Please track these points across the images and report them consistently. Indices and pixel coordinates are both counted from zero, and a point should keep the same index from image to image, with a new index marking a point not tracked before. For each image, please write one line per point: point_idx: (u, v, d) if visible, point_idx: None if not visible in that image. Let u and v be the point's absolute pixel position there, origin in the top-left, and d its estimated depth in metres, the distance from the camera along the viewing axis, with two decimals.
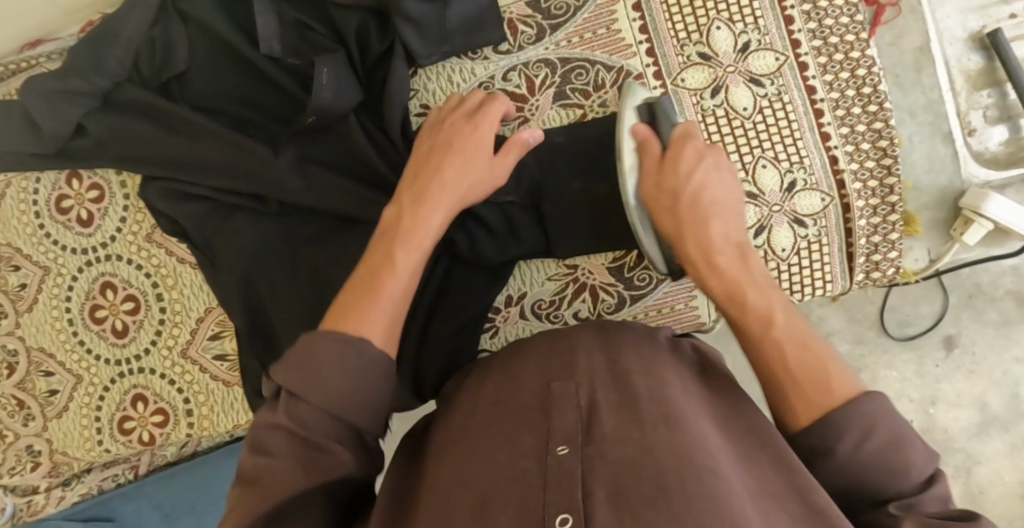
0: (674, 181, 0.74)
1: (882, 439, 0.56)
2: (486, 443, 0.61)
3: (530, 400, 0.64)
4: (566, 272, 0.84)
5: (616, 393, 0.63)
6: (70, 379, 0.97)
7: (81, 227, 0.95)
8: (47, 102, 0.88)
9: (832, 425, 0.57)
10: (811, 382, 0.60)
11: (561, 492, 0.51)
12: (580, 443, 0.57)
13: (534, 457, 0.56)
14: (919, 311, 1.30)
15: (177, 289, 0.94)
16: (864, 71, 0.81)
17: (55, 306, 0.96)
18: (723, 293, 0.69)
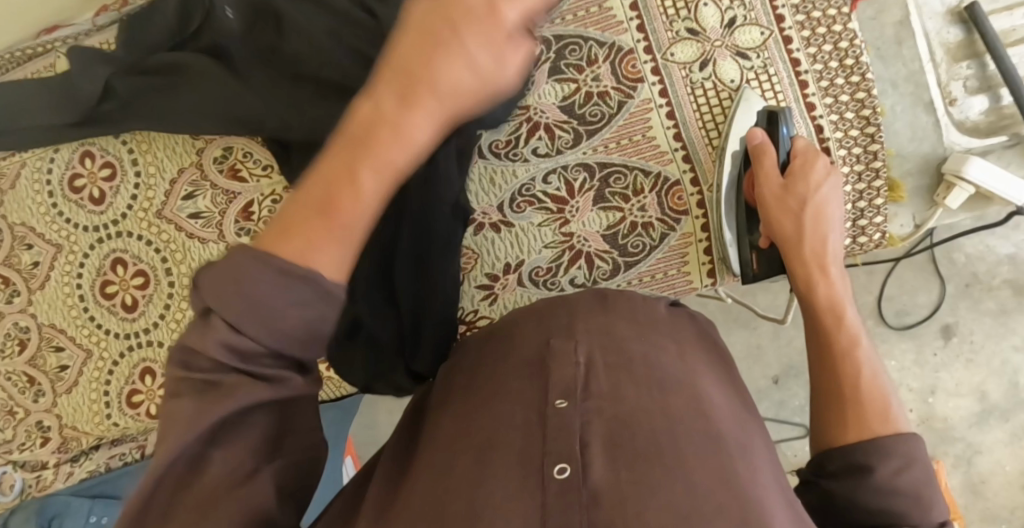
0: (803, 189, 0.78)
1: (917, 475, 0.57)
2: (487, 396, 0.64)
3: (531, 355, 0.67)
4: (562, 240, 0.87)
5: (613, 353, 0.66)
6: (80, 354, 1.00)
7: (93, 206, 0.98)
8: (71, 86, 0.92)
9: (876, 448, 0.59)
10: (871, 408, 0.62)
11: (560, 443, 0.54)
12: (579, 397, 0.59)
13: (534, 408, 0.59)
14: (916, 301, 1.31)
15: (185, 263, 0.96)
16: (846, 44, 0.84)
17: (68, 282, 1.00)
18: (824, 301, 0.72)
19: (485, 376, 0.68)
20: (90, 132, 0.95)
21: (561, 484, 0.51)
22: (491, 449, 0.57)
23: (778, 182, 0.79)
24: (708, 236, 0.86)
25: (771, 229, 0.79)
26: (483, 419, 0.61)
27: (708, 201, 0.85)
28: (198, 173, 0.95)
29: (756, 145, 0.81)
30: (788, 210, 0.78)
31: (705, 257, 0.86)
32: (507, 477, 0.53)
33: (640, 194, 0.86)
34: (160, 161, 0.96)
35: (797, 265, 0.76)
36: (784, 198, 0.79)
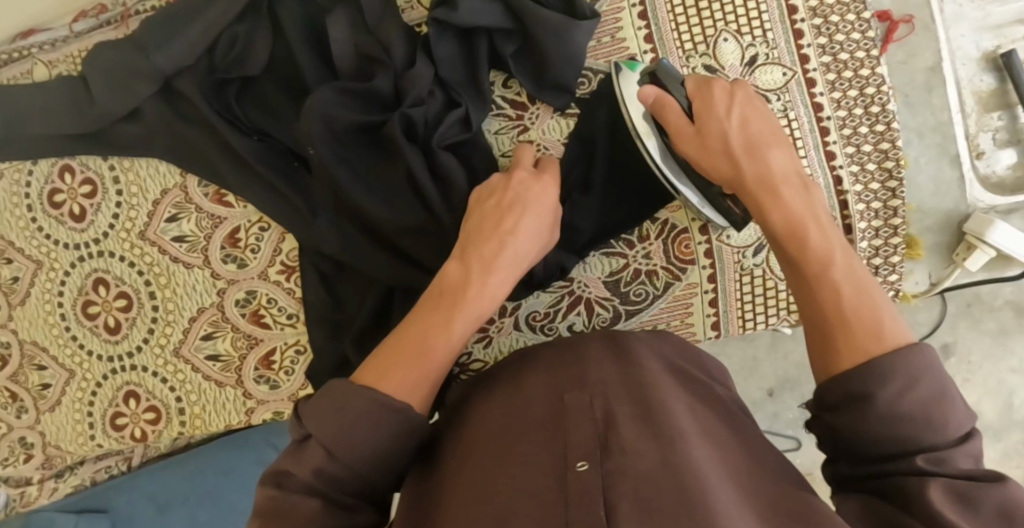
0: (716, 122, 0.70)
1: (927, 389, 0.49)
2: (499, 458, 0.58)
3: (544, 413, 0.62)
4: (563, 285, 0.83)
5: (630, 405, 0.61)
6: (62, 374, 0.97)
7: (74, 222, 0.93)
8: (67, 103, 0.89)
9: (870, 372, 0.51)
10: (858, 324, 0.54)
11: (583, 506, 0.48)
12: (600, 457, 0.54)
13: (552, 473, 0.53)
14: (917, 318, 1.26)
15: (170, 287, 0.92)
16: (873, 90, 0.80)
17: (48, 301, 0.96)
18: (782, 228, 0.63)
19: (492, 432, 0.63)
20: (76, 147, 0.91)
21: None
22: (508, 518, 0.50)
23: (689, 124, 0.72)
24: (714, 287, 0.83)
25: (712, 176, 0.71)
26: (496, 484, 0.55)
27: (716, 250, 0.82)
28: (183, 195, 0.90)
29: (652, 102, 0.73)
30: (713, 149, 0.70)
31: (710, 310, 0.84)
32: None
33: (645, 241, 0.82)
34: (144, 179, 0.91)
35: (750, 200, 0.67)
36: (702, 139, 0.71)
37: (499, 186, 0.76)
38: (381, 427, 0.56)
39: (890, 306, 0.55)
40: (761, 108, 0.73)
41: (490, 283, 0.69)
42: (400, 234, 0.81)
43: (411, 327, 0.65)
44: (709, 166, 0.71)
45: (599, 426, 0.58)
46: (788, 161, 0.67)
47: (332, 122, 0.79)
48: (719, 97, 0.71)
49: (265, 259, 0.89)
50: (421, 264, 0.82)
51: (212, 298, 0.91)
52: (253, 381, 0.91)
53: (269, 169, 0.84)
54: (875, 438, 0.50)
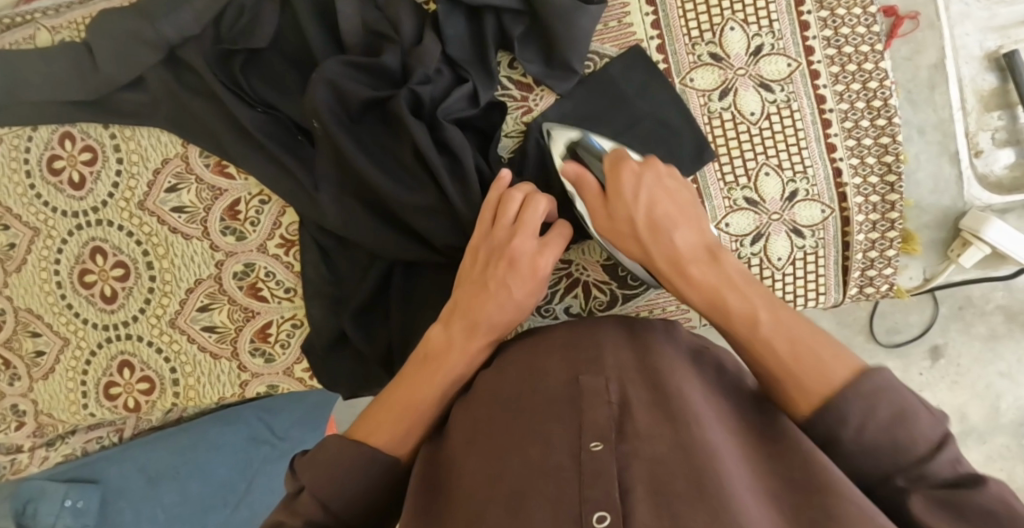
0: (622, 207, 0.71)
1: (886, 412, 0.53)
2: (512, 427, 0.60)
3: (558, 383, 0.63)
4: (561, 267, 0.83)
5: (648, 385, 0.62)
6: (57, 341, 0.97)
7: (73, 190, 0.93)
8: (68, 68, 0.89)
9: (829, 413, 0.55)
10: (804, 367, 0.57)
11: (598, 490, 0.52)
12: (615, 439, 0.56)
13: (565, 450, 0.56)
14: (909, 319, 1.29)
15: (168, 258, 0.92)
16: (876, 84, 0.80)
17: (44, 268, 0.96)
18: (701, 301, 0.65)
19: (508, 398, 0.64)
20: (78, 114, 0.91)
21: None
22: (522, 496, 0.54)
23: (603, 195, 0.73)
24: None
25: (628, 256, 0.73)
26: (511, 459, 0.57)
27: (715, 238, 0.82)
28: (184, 165, 0.90)
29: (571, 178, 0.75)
30: (624, 232, 0.72)
31: None
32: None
33: None
34: (144, 149, 0.91)
35: (665, 280, 0.68)
36: (612, 217, 0.72)
37: (495, 204, 0.77)
38: (370, 474, 0.64)
39: (828, 345, 0.58)
40: (674, 180, 0.73)
41: (472, 348, 0.71)
42: (405, 209, 0.80)
43: (416, 373, 0.71)
44: (624, 247, 0.73)
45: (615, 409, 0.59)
46: (696, 239, 0.68)
47: (340, 92, 0.79)
48: (626, 177, 0.71)
49: (264, 232, 0.89)
50: (429, 236, 0.81)
51: (210, 270, 0.90)
52: (248, 354, 0.91)
53: (270, 140, 0.84)
54: (854, 471, 0.55)
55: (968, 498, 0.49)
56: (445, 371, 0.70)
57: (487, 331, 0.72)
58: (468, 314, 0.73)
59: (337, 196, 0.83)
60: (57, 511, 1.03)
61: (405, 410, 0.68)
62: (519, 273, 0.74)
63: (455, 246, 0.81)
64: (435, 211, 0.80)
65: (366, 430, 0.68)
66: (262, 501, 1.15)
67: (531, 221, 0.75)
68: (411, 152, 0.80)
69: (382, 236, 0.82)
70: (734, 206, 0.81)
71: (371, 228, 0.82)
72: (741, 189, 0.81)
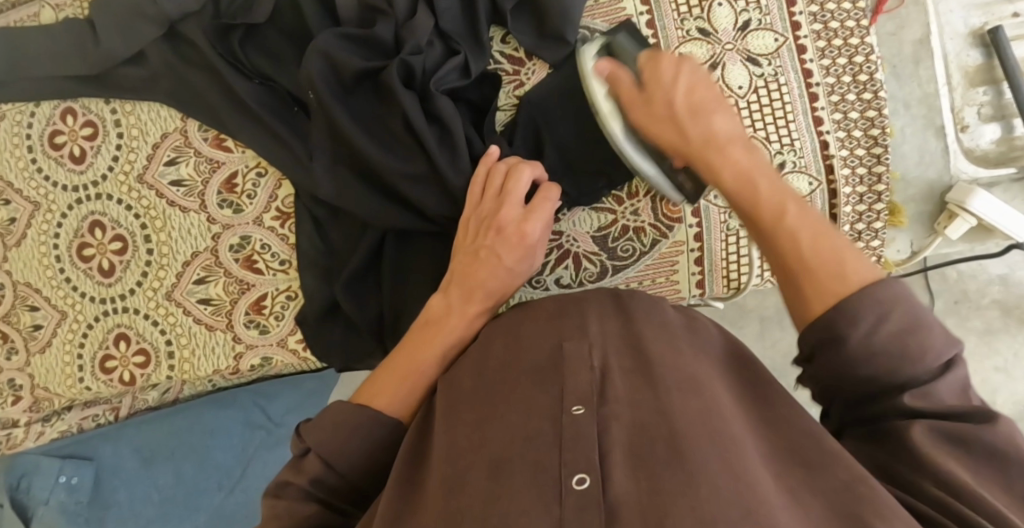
0: (661, 93, 0.71)
1: (899, 320, 0.54)
2: (496, 394, 0.61)
3: (542, 351, 0.64)
4: (552, 238, 0.83)
5: (630, 353, 0.63)
6: (55, 315, 0.98)
7: (73, 164, 0.95)
8: (74, 44, 0.92)
9: (840, 315, 0.55)
10: (826, 270, 0.57)
11: (578, 452, 0.53)
12: (596, 404, 0.57)
13: (547, 415, 0.57)
14: None
15: (165, 231, 0.93)
16: (861, 58, 0.82)
17: (44, 242, 0.97)
18: (734, 183, 0.65)
19: (493, 366, 0.65)
20: (80, 90, 0.93)
21: (580, 497, 0.50)
22: (503, 459, 0.55)
23: (637, 89, 0.73)
24: (701, 245, 0.84)
25: (659, 143, 0.72)
26: (493, 424, 0.58)
27: (703, 210, 0.83)
28: (183, 139, 0.91)
29: (603, 76, 0.75)
30: (659, 114, 0.71)
31: (695, 268, 0.84)
32: (523, 495, 0.51)
33: (634, 198, 0.83)
34: (144, 123, 0.92)
35: (696, 161, 0.69)
36: (649, 104, 0.72)
37: (484, 175, 0.79)
38: (375, 435, 0.66)
39: (852, 251, 0.58)
40: (707, 81, 0.74)
41: (469, 312, 0.73)
42: (396, 178, 0.81)
43: (415, 338, 0.73)
44: (654, 135, 0.72)
45: (597, 374, 0.60)
46: (734, 125, 0.69)
47: (334, 62, 0.80)
48: (666, 66, 0.72)
49: (260, 204, 0.90)
50: (424, 206, 0.82)
51: (206, 242, 0.92)
52: (242, 325, 0.92)
53: (268, 112, 0.85)
54: (859, 382, 0.55)
55: (978, 433, 0.51)
56: (442, 335, 0.72)
57: (484, 297, 0.74)
58: (464, 280, 0.75)
59: (330, 167, 0.84)
60: (51, 487, 1.04)
61: (405, 373, 0.70)
62: (511, 242, 0.76)
63: (449, 216, 0.83)
64: (430, 181, 0.81)
65: (369, 394, 0.69)
66: (257, 486, 1.18)
67: (517, 192, 0.77)
68: (401, 123, 0.81)
69: (378, 208, 0.83)
70: None
71: (363, 199, 0.83)
72: None
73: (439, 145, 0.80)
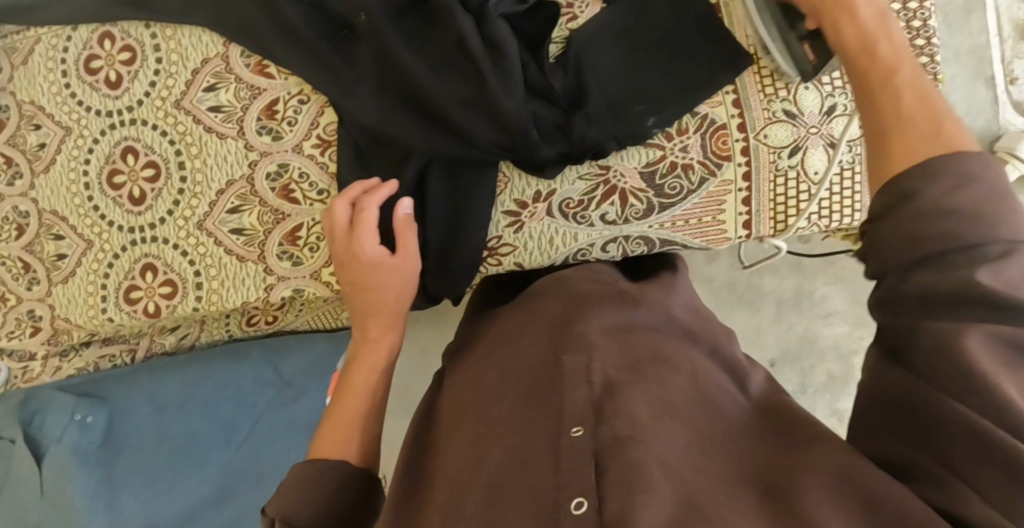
0: None
1: (981, 192, 0.49)
2: (500, 417, 0.65)
3: (543, 370, 0.68)
4: (598, 173, 0.82)
5: (626, 368, 0.66)
6: (80, 244, 0.97)
7: (109, 89, 0.94)
8: None
9: (923, 169, 0.51)
10: (921, 125, 0.54)
11: (573, 476, 0.55)
12: (593, 423, 0.60)
13: (548, 436, 0.60)
14: None
15: (201, 158, 0.90)
16: (916, 5, 0.82)
17: (74, 169, 0.96)
18: (854, 39, 0.62)
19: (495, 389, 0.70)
20: (119, 13, 0.92)
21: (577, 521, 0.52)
22: (501, 483, 0.59)
23: None
24: (749, 185, 0.83)
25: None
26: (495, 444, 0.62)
27: (753, 149, 0.82)
28: (223, 65, 0.89)
29: None
30: None
31: (743, 209, 0.83)
32: (521, 514, 0.55)
33: (684, 134, 0.82)
34: (184, 48, 0.90)
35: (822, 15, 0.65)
36: None
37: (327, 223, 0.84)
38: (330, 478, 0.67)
39: (955, 118, 0.54)
40: None
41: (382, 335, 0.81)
42: (445, 103, 0.78)
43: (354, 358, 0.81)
44: None
45: (594, 391, 0.63)
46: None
47: None
48: None
49: (301, 132, 0.88)
50: (475, 134, 0.78)
51: (243, 170, 0.89)
52: (276, 257, 0.90)
53: (313, 33, 0.83)
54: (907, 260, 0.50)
55: None
56: (366, 367, 0.79)
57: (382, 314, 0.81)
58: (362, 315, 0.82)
59: (375, 94, 0.82)
60: (65, 424, 1.03)
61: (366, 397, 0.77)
62: (363, 272, 0.80)
63: (500, 145, 0.79)
64: (482, 103, 0.77)
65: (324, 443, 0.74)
66: (267, 441, 1.13)
67: (339, 231, 0.80)
68: (452, 43, 0.78)
69: (432, 140, 0.80)
70: (773, 118, 0.82)
71: (411, 128, 0.81)
72: (780, 101, 0.81)
73: (492, 69, 0.77)
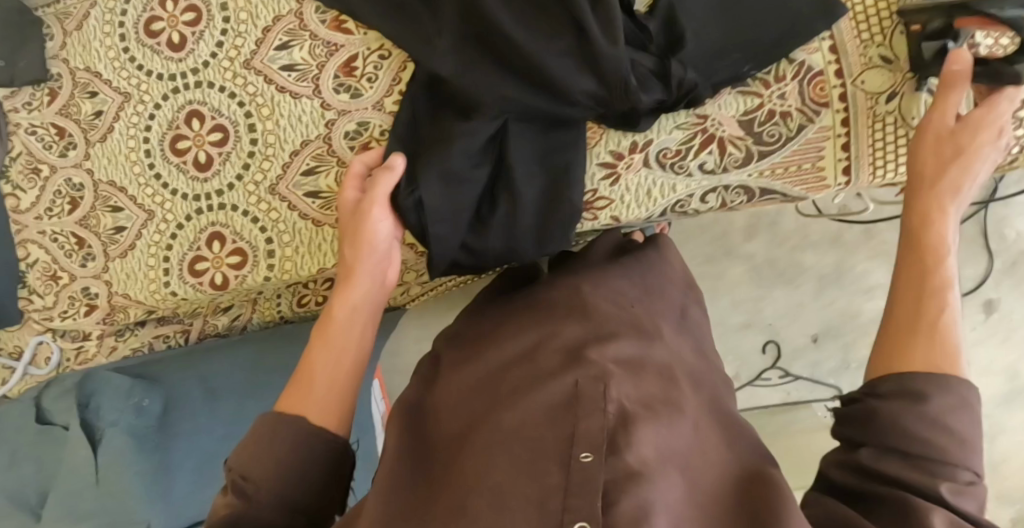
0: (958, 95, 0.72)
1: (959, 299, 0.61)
2: (502, 428, 0.57)
3: (555, 386, 0.59)
4: (696, 121, 0.80)
5: (642, 401, 0.58)
6: (140, 215, 0.93)
7: (171, 52, 0.90)
8: None
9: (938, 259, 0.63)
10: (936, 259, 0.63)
11: (582, 505, 0.48)
12: (606, 451, 0.52)
13: (555, 458, 0.52)
14: (963, 273, 1.40)
15: (273, 119, 0.87)
16: None
17: (132, 137, 0.92)
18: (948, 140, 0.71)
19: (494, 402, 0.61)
20: None
21: None
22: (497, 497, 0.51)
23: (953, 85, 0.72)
24: (847, 131, 0.81)
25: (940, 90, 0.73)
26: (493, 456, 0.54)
27: (850, 96, 0.81)
28: (297, 22, 0.86)
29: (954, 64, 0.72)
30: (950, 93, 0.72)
31: (841, 155, 0.82)
32: None
33: (781, 81, 0.80)
34: (254, 6, 0.87)
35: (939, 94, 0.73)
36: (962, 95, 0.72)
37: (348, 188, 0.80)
38: (283, 443, 0.61)
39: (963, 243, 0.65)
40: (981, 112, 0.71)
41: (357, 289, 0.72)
42: (544, 50, 0.74)
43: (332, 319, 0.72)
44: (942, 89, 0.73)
45: (612, 420, 0.55)
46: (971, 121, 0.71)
47: None
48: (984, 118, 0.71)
49: (381, 89, 0.84)
50: (573, 83, 0.74)
51: (319, 130, 0.86)
52: None
53: None
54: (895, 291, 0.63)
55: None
56: (330, 345, 0.68)
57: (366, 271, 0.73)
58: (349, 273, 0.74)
59: (460, 43, 0.77)
60: (121, 408, 0.98)
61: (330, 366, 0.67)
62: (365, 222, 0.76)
63: (594, 95, 0.76)
64: (583, 50, 0.74)
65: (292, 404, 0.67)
66: None
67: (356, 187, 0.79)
68: None
69: (522, 91, 0.76)
70: (869, 63, 0.80)
71: (500, 78, 0.76)
72: (877, 47, 0.80)
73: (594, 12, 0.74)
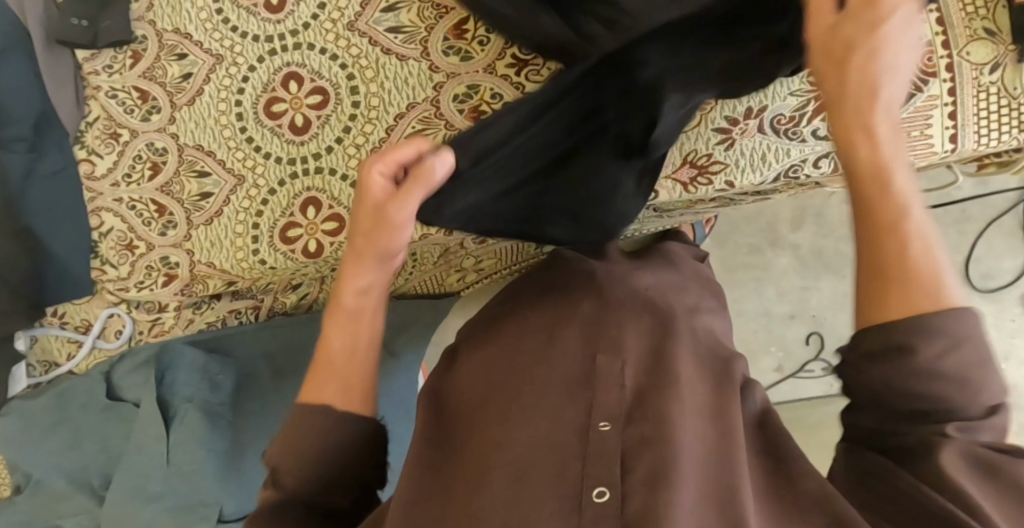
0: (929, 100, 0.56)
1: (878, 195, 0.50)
2: (530, 401, 0.61)
3: (573, 364, 0.64)
4: (810, 89, 0.80)
5: (657, 374, 0.63)
6: (229, 181, 0.90)
7: (269, 13, 0.88)
8: None
9: None
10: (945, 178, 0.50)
11: (599, 468, 0.54)
12: (622, 421, 0.58)
13: (575, 427, 0.58)
14: (1002, 264, 1.26)
15: (377, 82, 0.86)
16: None
17: (224, 100, 0.89)
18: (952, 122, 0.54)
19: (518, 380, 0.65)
20: None
21: (599, 510, 0.51)
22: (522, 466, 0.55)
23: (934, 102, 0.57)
24: (954, 100, 0.83)
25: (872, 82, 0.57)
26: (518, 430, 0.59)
27: (957, 66, 0.82)
28: None
29: None
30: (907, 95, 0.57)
31: (948, 123, 0.84)
32: (543, 502, 0.52)
33: None
34: None
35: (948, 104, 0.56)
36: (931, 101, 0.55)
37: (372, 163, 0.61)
38: (314, 428, 0.59)
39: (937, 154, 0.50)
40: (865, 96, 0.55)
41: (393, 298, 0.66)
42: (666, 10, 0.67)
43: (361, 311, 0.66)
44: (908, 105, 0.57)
45: (627, 394, 0.61)
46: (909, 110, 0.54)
47: None
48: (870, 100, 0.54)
49: (492, 53, 0.83)
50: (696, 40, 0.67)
51: (427, 93, 0.84)
52: None
53: None
54: None
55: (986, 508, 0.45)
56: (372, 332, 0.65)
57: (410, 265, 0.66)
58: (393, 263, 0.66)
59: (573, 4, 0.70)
60: (195, 381, 0.95)
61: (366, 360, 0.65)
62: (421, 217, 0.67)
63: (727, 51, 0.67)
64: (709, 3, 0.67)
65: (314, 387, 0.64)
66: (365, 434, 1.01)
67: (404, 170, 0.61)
68: None
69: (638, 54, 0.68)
70: (973, 36, 0.82)
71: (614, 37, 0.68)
72: (981, 20, 0.81)
73: None
